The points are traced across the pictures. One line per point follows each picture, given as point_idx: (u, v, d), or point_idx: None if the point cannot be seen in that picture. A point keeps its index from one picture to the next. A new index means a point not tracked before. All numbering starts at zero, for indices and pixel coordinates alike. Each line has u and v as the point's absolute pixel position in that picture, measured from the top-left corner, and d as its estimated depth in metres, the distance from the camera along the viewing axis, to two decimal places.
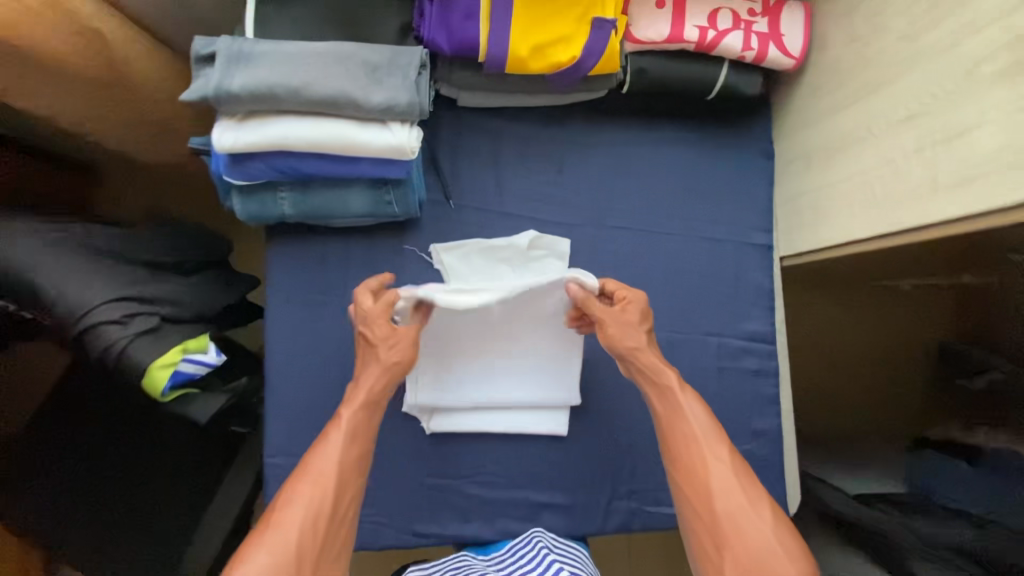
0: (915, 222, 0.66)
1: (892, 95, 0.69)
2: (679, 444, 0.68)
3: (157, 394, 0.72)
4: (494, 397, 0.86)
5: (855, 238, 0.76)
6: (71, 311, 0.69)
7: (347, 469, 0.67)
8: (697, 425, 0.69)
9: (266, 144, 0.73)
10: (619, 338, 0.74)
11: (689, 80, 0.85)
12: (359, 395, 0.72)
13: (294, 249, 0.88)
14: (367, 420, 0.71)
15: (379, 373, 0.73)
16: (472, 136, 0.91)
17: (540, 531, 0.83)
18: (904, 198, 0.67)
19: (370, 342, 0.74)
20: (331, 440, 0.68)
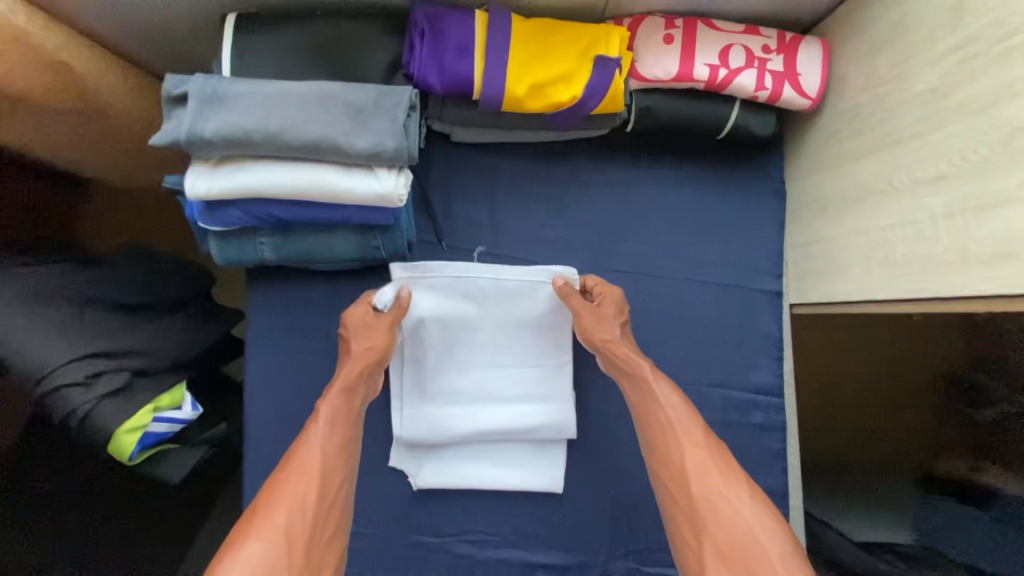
0: (941, 292, 0.61)
1: (918, 150, 0.64)
2: (654, 430, 0.66)
3: (124, 457, 0.69)
4: (487, 432, 0.82)
5: (873, 299, 0.71)
6: (34, 371, 0.66)
7: (331, 453, 0.64)
8: (670, 409, 0.67)
9: (242, 191, 0.68)
10: (593, 331, 0.74)
11: (698, 119, 0.80)
12: (335, 384, 0.69)
13: (276, 292, 0.83)
14: (349, 405, 0.68)
15: (356, 361, 0.71)
16: (466, 174, 0.86)
17: None
18: (929, 265, 0.62)
19: (352, 334, 0.73)
20: (310, 428, 0.65)
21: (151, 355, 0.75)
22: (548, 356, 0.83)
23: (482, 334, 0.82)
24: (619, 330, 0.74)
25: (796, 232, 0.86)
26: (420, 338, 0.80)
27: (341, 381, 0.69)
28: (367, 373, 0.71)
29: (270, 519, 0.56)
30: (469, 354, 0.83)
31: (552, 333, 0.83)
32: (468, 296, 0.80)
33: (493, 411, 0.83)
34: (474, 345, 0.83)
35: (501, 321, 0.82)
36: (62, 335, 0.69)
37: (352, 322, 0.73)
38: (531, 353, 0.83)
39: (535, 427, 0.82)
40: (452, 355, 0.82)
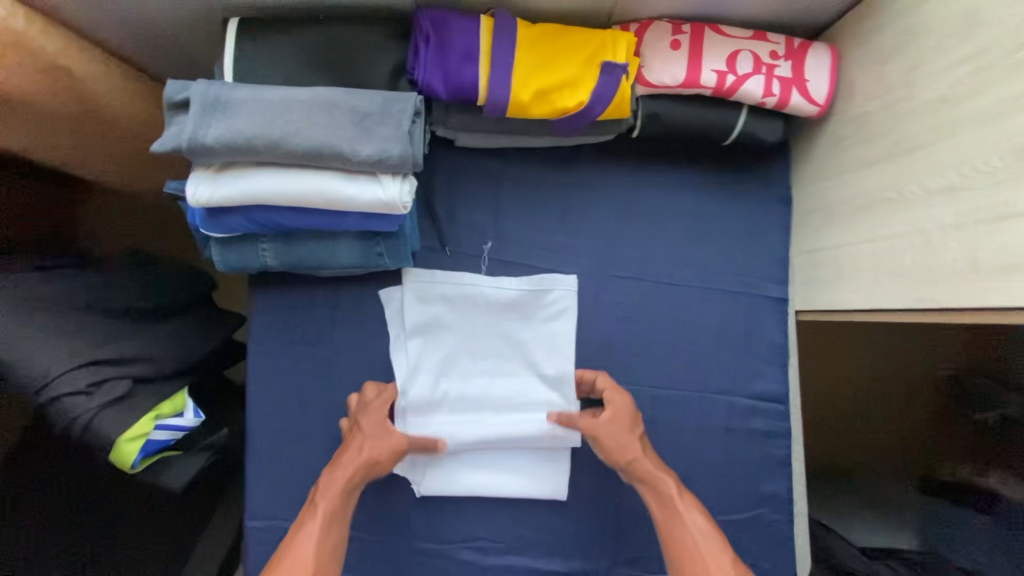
0: (950, 302, 0.61)
1: (928, 159, 0.63)
2: (678, 549, 0.69)
3: (126, 466, 0.67)
4: (492, 441, 0.81)
5: (880, 309, 0.70)
6: (34, 379, 0.65)
7: (320, 556, 0.67)
8: (695, 529, 0.70)
9: (245, 199, 0.67)
10: (616, 451, 0.75)
11: (704, 125, 0.79)
12: (336, 482, 0.72)
13: (277, 298, 0.83)
14: (344, 508, 0.72)
15: (356, 465, 0.73)
16: (470, 179, 0.85)
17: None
18: (937, 275, 0.62)
19: (364, 433, 0.75)
20: (305, 532, 0.68)
21: (154, 363, 0.74)
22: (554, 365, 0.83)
23: (485, 341, 0.84)
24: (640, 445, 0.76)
25: (803, 239, 0.86)
26: (419, 343, 0.83)
27: (336, 486, 0.72)
28: (359, 478, 0.74)
29: None
30: (470, 361, 0.84)
31: (559, 341, 0.83)
32: (466, 300, 0.83)
33: (498, 419, 0.82)
34: (476, 351, 0.84)
35: (507, 330, 0.84)
36: (64, 342, 0.68)
37: (365, 423, 0.76)
38: (537, 359, 0.83)
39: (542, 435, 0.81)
40: (452, 361, 0.83)
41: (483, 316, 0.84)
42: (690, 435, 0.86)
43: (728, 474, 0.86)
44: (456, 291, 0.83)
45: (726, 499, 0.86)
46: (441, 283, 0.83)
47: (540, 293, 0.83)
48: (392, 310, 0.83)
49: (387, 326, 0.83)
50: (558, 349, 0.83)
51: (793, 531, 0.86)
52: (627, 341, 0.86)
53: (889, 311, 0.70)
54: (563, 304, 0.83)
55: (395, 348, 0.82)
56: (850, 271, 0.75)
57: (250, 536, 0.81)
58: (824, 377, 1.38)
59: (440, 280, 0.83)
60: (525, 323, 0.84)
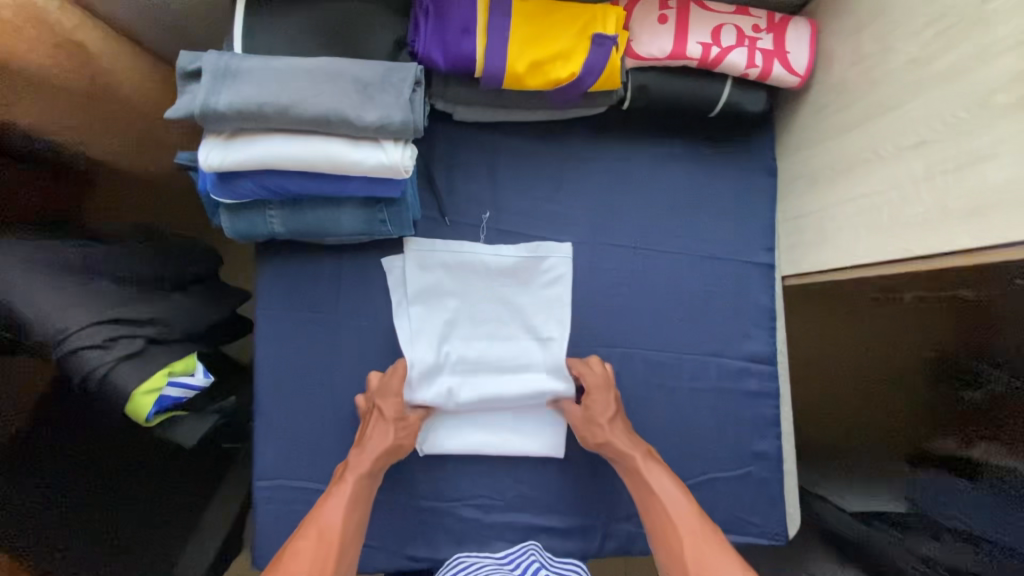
0: (923, 249, 0.64)
1: (901, 118, 0.67)
2: (655, 519, 0.73)
3: (142, 419, 0.70)
4: (489, 402, 0.85)
5: (860, 264, 0.74)
6: (50, 334, 0.67)
7: (345, 527, 0.71)
8: (665, 498, 0.73)
9: (255, 164, 0.71)
10: (586, 433, 0.81)
11: (691, 96, 0.83)
12: (363, 460, 0.77)
13: (283, 267, 0.85)
14: (366, 485, 0.76)
15: (382, 442, 0.78)
16: (468, 152, 0.89)
17: (534, 545, 0.83)
18: (912, 225, 0.65)
19: (382, 410, 0.79)
20: (329, 504, 0.72)
21: (162, 326, 0.78)
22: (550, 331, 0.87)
23: (484, 306, 0.87)
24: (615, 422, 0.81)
25: (788, 207, 0.90)
26: (420, 309, 0.86)
27: (362, 465, 0.76)
28: (386, 460, 0.78)
29: None
30: (469, 326, 0.87)
31: (556, 306, 0.88)
32: (467, 266, 0.87)
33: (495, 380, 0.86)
34: (476, 316, 0.87)
35: (507, 296, 0.87)
36: (80, 300, 0.70)
37: (384, 403, 0.80)
38: (535, 322, 0.88)
39: (538, 394, 0.85)
40: (452, 326, 0.87)
41: (482, 283, 0.87)
42: (683, 396, 0.89)
43: (719, 435, 0.89)
44: (455, 259, 0.86)
45: (718, 456, 0.89)
46: (441, 252, 0.86)
47: (537, 260, 0.87)
48: (395, 278, 0.86)
49: (389, 292, 0.86)
50: (555, 313, 0.88)
51: (783, 488, 0.89)
52: (621, 306, 0.90)
53: (868, 266, 0.73)
54: (558, 270, 0.88)
55: (398, 313, 0.86)
56: (832, 232, 0.79)
57: (259, 496, 0.83)
58: (813, 354, 1.41)
59: (440, 248, 0.86)
60: (524, 288, 0.88)
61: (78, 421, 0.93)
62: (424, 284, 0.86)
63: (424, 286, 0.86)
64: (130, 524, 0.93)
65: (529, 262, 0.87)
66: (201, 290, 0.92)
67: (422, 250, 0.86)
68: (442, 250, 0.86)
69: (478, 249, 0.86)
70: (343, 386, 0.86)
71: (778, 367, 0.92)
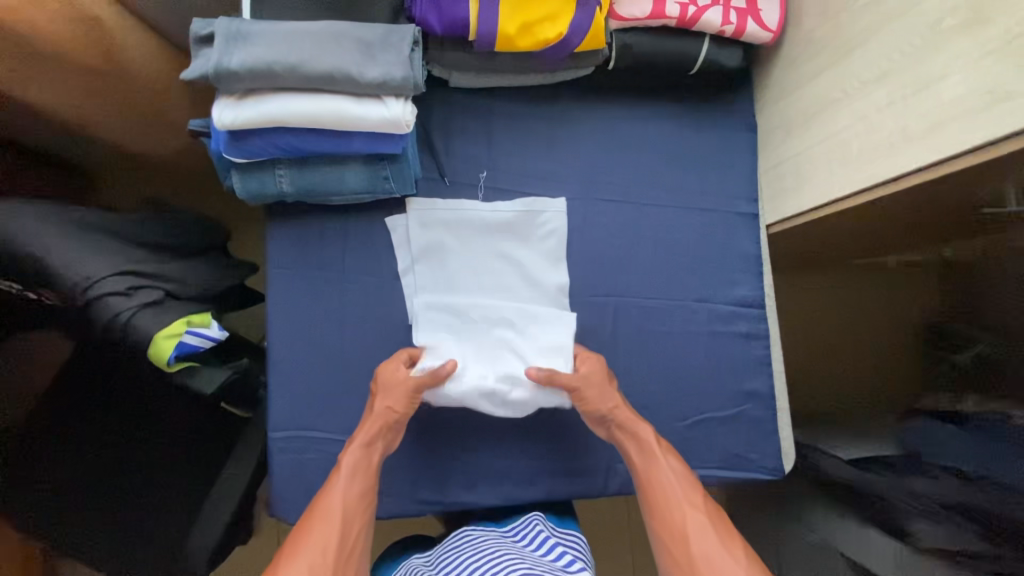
0: (890, 173, 0.70)
1: (865, 57, 0.73)
2: (654, 490, 0.77)
3: (163, 363, 0.73)
4: (492, 371, 0.85)
5: (835, 198, 0.79)
6: (74, 283, 0.70)
7: (349, 504, 0.73)
8: (671, 472, 0.78)
9: (265, 121, 0.75)
10: (597, 400, 0.83)
11: (671, 55, 0.88)
12: (366, 444, 0.80)
13: (291, 228, 0.89)
14: (365, 462, 0.79)
15: (377, 421, 0.81)
16: (463, 115, 0.94)
17: (538, 515, 0.89)
18: (880, 151, 0.71)
19: (377, 391, 0.82)
20: (334, 484, 0.75)
21: (177, 284, 0.82)
22: (548, 283, 0.92)
23: (484, 262, 0.92)
24: (617, 395, 0.84)
25: (768, 158, 0.95)
26: (424, 267, 0.91)
27: (362, 444, 0.79)
28: (388, 438, 0.82)
29: (291, 563, 0.64)
30: (472, 281, 0.91)
31: (553, 259, 0.93)
32: (468, 224, 0.91)
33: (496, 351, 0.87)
34: (477, 272, 0.92)
35: (505, 251, 0.92)
36: (100, 254, 0.74)
37: (384, 380, 0.82)
38: (533, 273, 0.92)
39: (549, 357, 0.85)
40: (454, 281, 0.91)
41: (481, 238, 0.92)
42: (677, 340, 0.93)
43: (713, 376, 0.93)
44: (455, 217, 0.91)
45: (713, 397, 0.93)
46: (442, 210, 0.91)
47: (533, 213, 0.93)
48: (399, 236, 0.90)
49: (394, 250, 0.91)
50: (552, 266, 0.92)
51: (776, 425, 0.93)
52: (614, 257, 0.94)
53: (841, 200, 0.79)
54: (554, 224, 0.93)
55: (403, 271, 0.90)
56: (812, 172, 0.84)
57: (273, 446, 0.86)
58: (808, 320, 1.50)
59: (441, 208, 0.91)
60: (522, 242, 0.92)
61: (102, 388, 1.06)
62: (424, 242, 0.90)
63: (426, 244, 0.90)
64: (147, 481, 1.03)
65: (526, 216, 0.92)
66: (213, 260, 0.96)
67: (425, 209, 0.90)
68: (443, 209, 0.91)
69: (477, 207, 0.91)
70: (351, 340, 0.89)
71: (766, 311, 0.96)
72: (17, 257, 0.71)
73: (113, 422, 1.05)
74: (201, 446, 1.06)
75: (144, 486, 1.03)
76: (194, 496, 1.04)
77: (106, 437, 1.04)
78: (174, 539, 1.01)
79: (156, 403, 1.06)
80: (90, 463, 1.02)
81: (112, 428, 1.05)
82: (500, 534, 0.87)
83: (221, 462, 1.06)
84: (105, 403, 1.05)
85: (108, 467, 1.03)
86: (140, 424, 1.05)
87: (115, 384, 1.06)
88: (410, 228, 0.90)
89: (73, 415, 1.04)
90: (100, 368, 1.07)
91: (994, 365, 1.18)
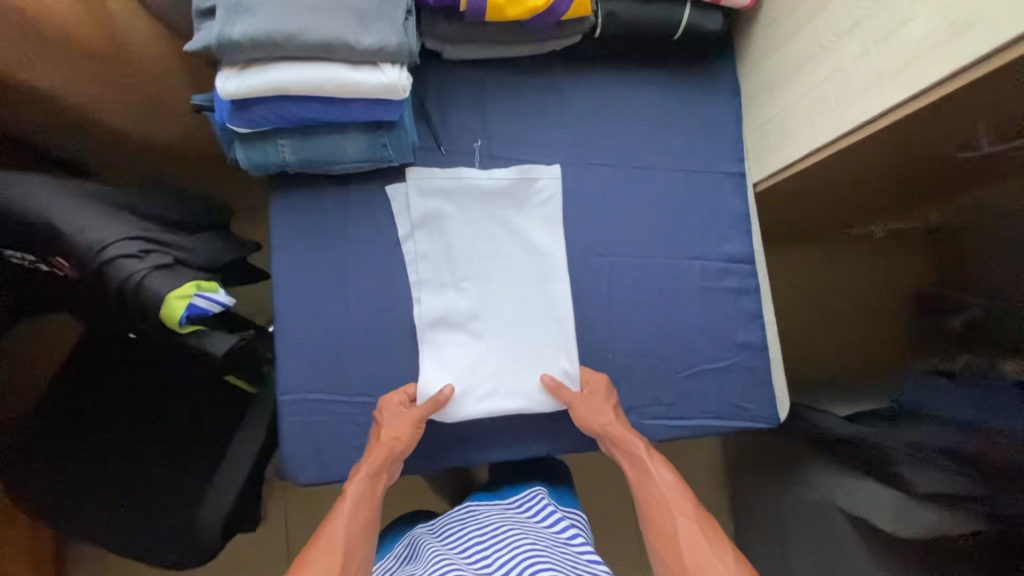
0: (867, 113, 0.75)
1: (841, 9, 0.77)
2: (650, 505, 0.80)
3: (175, 324, 0.75)
4: (503, 387, 0.91)
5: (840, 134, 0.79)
6: (88, 246, 0.73)
7: (352, 532, 0.75)
8: (664, 484, 0.80)
9: (267, 89, 0.78)
10: (590, 417, 0.88)
11: (655, 21, 0.92)
12: (369, 471, 0.82)
13: (293, 199, 0.92)
14: (371, 490, 0.81)
15: (382, 448, 0.84)
16: (456, 86, 0.97)
17: (541, 489, 0.97)
18: (865, 88, 0.75)
19: (383, 419, 0.86)
20: (339, 510, 0.77)
21: (185, 252, 0.85)
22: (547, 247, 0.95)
23: (481, 230, 0.94)
24: (611, 412, 0.88)
25: (752, 119, 0.99)
26: (424, 234, 0.93)
27: (368, 471, 0.82)
28: (392, 464, 0.84)
29: None
30: (472, 249, 0.94)
31: (549, 223, 0.95)
32: (471, 193, 0.94)
33: (498, 361, 0.92)
34: (476, 241, 0.94)
35: (504, 220, 0.95)
36: (111, 221, 0.77)
37: (386, 409, 0.87)
38: (530, 238, 0.95)
39: (551, 365, 0.93)
40: (452, 249, 0.93)
41: (480, 207, 0.94)
42: (671, 297, 0.96)
43: (707, 330, 0.96)
44: (452, 184, 0.93)
45: (709, 350, 0.96)
46: (440, 178, 0.93)
47: (528, 180, 0.95)
48: (399, 204, 0.92)
49: (394, 218, 0.93)
50: (551, 229, 0.95)
51: (770, 373, 0.97)
52: (609, 218, 0.97)
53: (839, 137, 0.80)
54: (549, 190, 0.95)
55: (403, 238, 0.93)
56: (795, 127, 0.88)
57: (283, 409, 0.89)
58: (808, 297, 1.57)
59: (438, 176, 0.93)
60: (519, 208, 0.95)
61: (110, 368, 1.08)
62: (423, 209, 0.92)
63: (427, 211, 0.93)
64: (158, 457, 1.05)
65: (523, 185, 0.95)
66: (216, 235, 0.98)
67: (424, 177, 0.93)
68: (441, 178, 0.93)
69: (473, 177, 0.93)
70: (355, 306, 0.91)
71: (756, 266, 0.99)
72: (32, 224, 0.74)
73: (124, 398, 1.07)
74: (209, 420, 1.07)
75: (155, 461, 1.04)
76: (204, 470, 1.04)
77: (119, 414, 1.06)
78: (183, 511, 1.02)
79: (166, 379, 1.09)
80: (102, 441, 1.04)
81: (124, 405, 1.07)
82: (504, 505, 0.95)
83: (229, 437, 1.07)
84: (117, 381, 1.08)
85: (119, 443, 1.05)
86: (152, 399, 1.08)
87: (125, 362, 1.09)
88: (407, 195, 0.92)
89: (85, 393, 1.06)
90: (108, 347, 1.09)
91: (983, 330, 1.11)
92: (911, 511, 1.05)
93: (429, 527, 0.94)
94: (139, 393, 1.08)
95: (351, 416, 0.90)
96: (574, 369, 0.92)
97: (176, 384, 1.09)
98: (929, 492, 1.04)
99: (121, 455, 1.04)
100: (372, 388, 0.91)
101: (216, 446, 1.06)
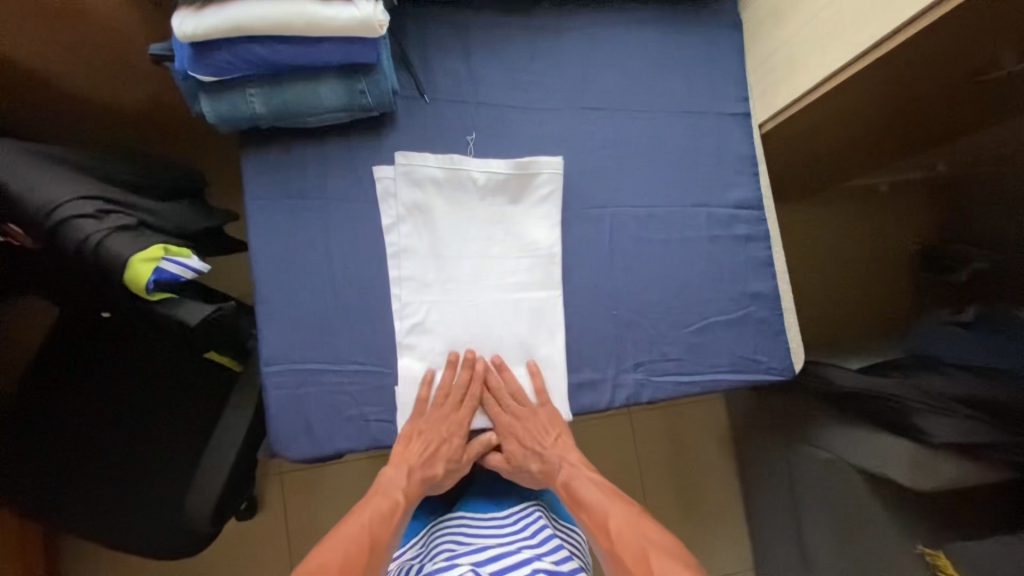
0: (895, 22, 0.75)
1: None
2: (592, 520, 0.82)
3: (142, 289, 0.69)
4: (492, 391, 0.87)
5: (860, 53, 0.79)
6: (42, 206, 0.67)
7: (377, 526, 0.79)
8: (597, 497, 0.84)
9: (229, 30, 0.73)
10: (512, 427, 0.87)
11: None
12: (414, 476, 0.85)
13: (268, 157, 0.85)
14: (409, 496, 0.85)
15: (444, 457, 0.86)
16: (438, 27, 0.90)
17: (538, 504, 0.92)
18: None
19: (436, 424, 0.85)
20: (358, 515, 0.80)
21: (153, 216, 0.79)
22: (548, 247, 0.88)
23: (476, 229, 0.87)
24: (529, 421, 0.87)
25: (757, 54, 0.95)
26: (410, 225, 0.86)
27: (404, 492, 0.84)
28: (449, 470, 0.87)
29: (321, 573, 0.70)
30: (459, 245, 0.87)
31: (548, 221, 0.89)
32: (468, 186, 0.87)
33: (490, 337, 0.87)
34: (464, 238, 0.87)
35: (503, 210, 0.88)
36: (66, 179, 0.70)
37: (433, 411, 0.85)
38: (528, 236, 0.88)
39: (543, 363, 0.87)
40: (441, 245, 0.86)
41: (476, 203, 0.88)
42: (677, 247, 0.91)
43: (714, 280, 0.91)
44: (446, 173, 0.86)
45: (717, 302, 0.91)
46: (432, 167, 0.86)
47: (528, 175, 0.88)
48: (384, 188, 0.86)
49: (379, 205, 0.86)
50: (550, 221, 0.89)
51: (783, 324, 0.93)
52: (608, 167, 0.91)
53: (866, 54, 0.79)
54: (547, 187, 0.88)
55: (388, 227, 0.85)
56: (823, 56, 0.84)
57: (267, 380, 0.82)
58: (818, 251, 1.40)
59: (431, 162, 0.86)
60: (515, 205, 0.88)
61: (86, 347, 1.01)
62: (410, 192, 0.86)
63: (421, 200, 0.86)
64: (140, 441, 0.98)
65: (521, 178, 0.88)
66: (188, 202, 0.91)
67: (416, 167, 0.86)
68: (423, 159, 0.86)
69: (472, 169, 0.87)
70: (340, 270, 0.85)
71: (765, 212, 0.95)
72: None
73: (103, 379, 1.00)
74: (194, 400, 1.01)
75: (137, 446, 0.98)
76: (189, 453, 0.99)
77: (98, 398, 1.00)
78: (166, 499, 0.96)
79: (148, 357, 1.02)
80: (80, 425, 0.98)
81: (102, 387, 1.00)
82: (499, 522, 0.89)
83: (215, 417, 1.01)
84: (94, 361, 1.01)
85: (99, 427, 0.98)
86: (133, 380, 1.01)
87: (100, 343, 1.02)
88: (393, 179, 0.86)
89: (59, 375, 1.00)
90: (81, 327, 1.02)
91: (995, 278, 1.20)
92: (930, 462, 0.99)
93: (415, 552, 0.87)
94: (117, 372, 1.01)
95: (342, 386, 0.84)
96: (480, 365, 0.86)
97: (157, 363, 1.02)
98: (947, 441, 0.99)
99: (100, 440, 0.98)
100: (365, 355, 0.85)
101: (202, 426, 1.00)
